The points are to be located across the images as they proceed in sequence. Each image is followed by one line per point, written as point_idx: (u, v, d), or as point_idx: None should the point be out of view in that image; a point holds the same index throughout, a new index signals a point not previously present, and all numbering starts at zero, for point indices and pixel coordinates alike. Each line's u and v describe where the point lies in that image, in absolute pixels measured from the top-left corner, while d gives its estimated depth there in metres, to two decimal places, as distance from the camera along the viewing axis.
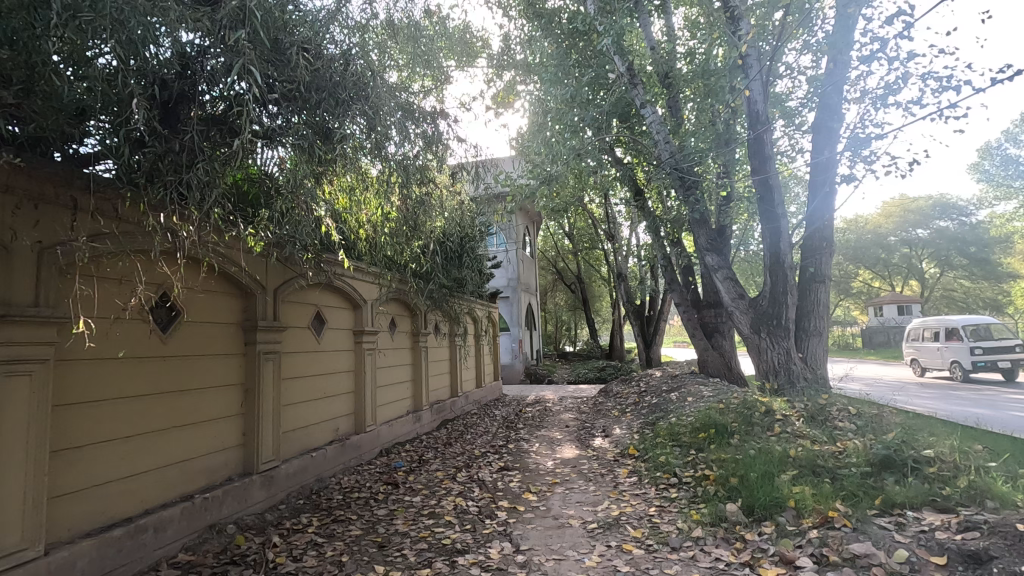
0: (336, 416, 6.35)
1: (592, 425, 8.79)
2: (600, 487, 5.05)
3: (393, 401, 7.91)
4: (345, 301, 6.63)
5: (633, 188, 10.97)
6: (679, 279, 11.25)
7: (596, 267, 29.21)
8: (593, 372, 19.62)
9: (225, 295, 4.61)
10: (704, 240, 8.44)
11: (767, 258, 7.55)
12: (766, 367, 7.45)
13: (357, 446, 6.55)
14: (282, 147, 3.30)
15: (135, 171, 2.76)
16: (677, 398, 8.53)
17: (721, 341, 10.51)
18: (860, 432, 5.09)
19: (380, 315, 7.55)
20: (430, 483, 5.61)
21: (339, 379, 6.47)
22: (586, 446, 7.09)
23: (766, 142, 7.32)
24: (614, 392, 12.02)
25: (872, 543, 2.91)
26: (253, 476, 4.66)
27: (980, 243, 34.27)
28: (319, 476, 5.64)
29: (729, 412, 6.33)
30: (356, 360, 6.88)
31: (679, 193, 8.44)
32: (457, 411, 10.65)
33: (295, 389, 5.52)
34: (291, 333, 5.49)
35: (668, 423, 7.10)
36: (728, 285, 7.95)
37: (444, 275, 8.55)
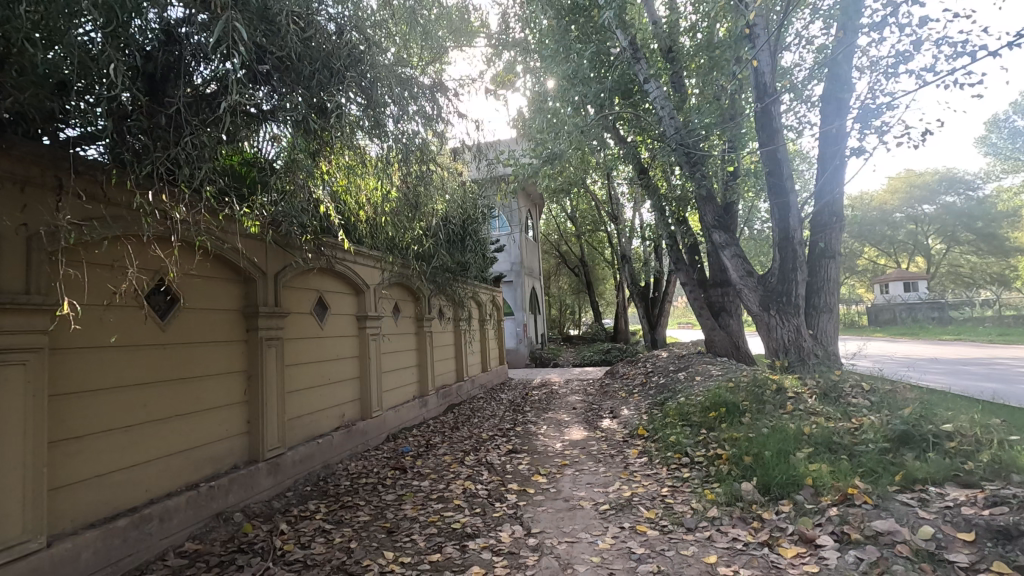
0: (342, 403, 6.29)
1: (599, 406, 8.73)
2: (611, 469, 4.98)
3: (399, 386, 7.85)
4: (347, 286, 6.53)
5: (638, 166, 10.78)
6: (686, 258, 11.11)
7: (600, 250, 29.05)
8: (599, 355, 19.57)
9: (224, 282, 4.52)
10: (711, 217, 8.25)
11: (776, 234, 7.39)
12: (777, 346, 7.34)
13: (364, 432, 6.50)
14: (276, 124, 3.17)
15: (120, 147, 2.62)
16: (685, 378, 8.45)
17: (729, 320, 10.42)
18: (875, 408, 4.99)
19: (383, 300, 7.46)
20: (438, 467, 5.56)
21: (343, 365, 6.39)
22: (595, 427, 7.03)
23: (773, 114, 7.11)
24: (621, 373, 11.97)
25: (895, 520, 2.82)
26: (259, 464, 4.61)
27: (987, 218, 33.83)
28: (326, 463, 5.59)
29: (739, 391, 6.24)
30: (360, 346, 6.81)
31: (686, 170, 8.26)
32: (463, 396, 10.61)
33: (299, 375, 5.45)
34: (293, 319, 5.40)
35: (677, 403, 7.03)
36: (736, 263, 7.80)
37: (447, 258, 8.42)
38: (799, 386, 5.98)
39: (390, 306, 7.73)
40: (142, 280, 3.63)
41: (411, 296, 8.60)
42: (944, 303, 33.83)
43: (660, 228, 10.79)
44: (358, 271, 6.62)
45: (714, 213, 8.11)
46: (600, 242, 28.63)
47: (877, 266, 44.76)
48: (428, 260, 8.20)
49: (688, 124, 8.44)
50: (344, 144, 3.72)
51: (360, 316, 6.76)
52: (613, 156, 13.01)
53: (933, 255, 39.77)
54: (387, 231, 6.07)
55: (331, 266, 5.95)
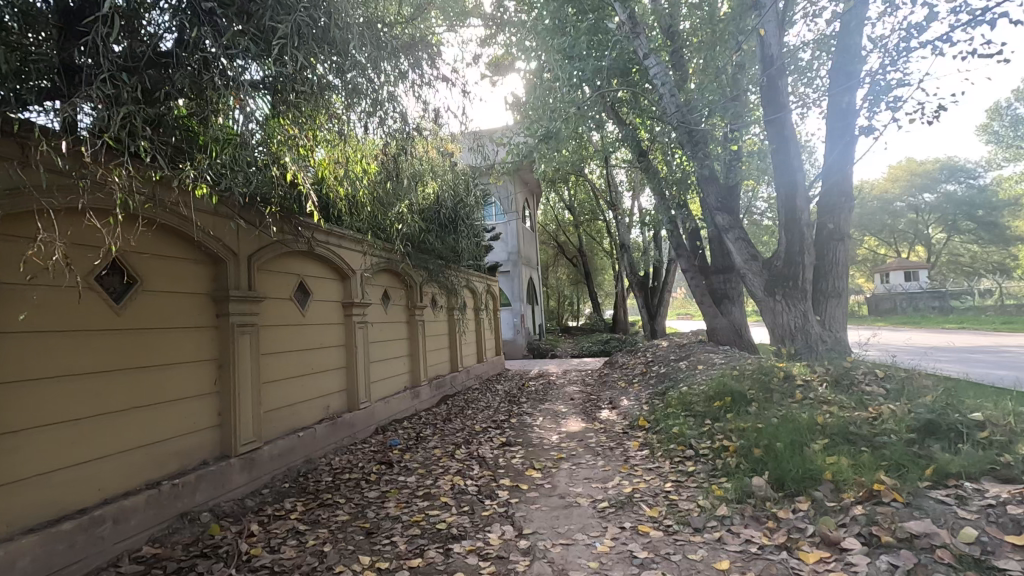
0: (326, 394, 5.96)
1: (597, 397, 8.42)
2: (610, 462, 4.66)
3: (389, 377, 7.53)
4: (331, 271, 6.18)
5: (637, 149, 10.40)
6: (686, 244, 10.76)
7: (599, 240, 28.68)
8: (597, 345, 19.25)
9: (191, 263, 4.18)
10: (713, 198, 7.84)
11: (782, 216, 7.03)
12: (782, 332, 7.03)
13: (350, 425, 6.17)
14: (237, 69, 2.84)
15: (56, 108, 2.33)
16: (687, 367, 8.14)
17: (731, 308, 10.10)
18: (892, 397, 4.68)
19: (370, 287, 7.11)
20: (426, 462, 5.24)
21: (328, 354, 6.06)
22: (593, 418, 6.72)
23: (779, 87, 6.74)
24: (620, 363, 11.66)
25: (931, 521, 2.51)
26: (232, 460, 4.28)
27: (988, 206, 33.48)
28: (308, 457, 5.26)
29: (744, 379, 5.92)
30: (346, 334, 6.47)
31: (686, 150, 7.90)
32: (457, 387, 10.28)
33: (277, 365, 5.11)
34: (271, 305, 5.06)
35: (679, 392, 6.72)
36: (740, 246, 7.45)
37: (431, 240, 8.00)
38: (808, 374, 5.67)
39: (379, 293, 7.40)
40: (85, 258, 3.28)
41: (402, 284, 8.25)
42: (945, 293, 33.57)
43: (660, 213, 10.44)
44: (342, 256, 6.28)
45: (715, 193, 7.73)
46: (599, 231, 28.24)
47: (877, 255, 44.46)
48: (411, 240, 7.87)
49: (689, 102, 8.09)
50: (306, 98, 3.44)
51: (345, 303, 6.41)
52: (611, 140, 12.64)
53: (933, 244, 39.47)
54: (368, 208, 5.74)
55: (313, 249, 5.60)
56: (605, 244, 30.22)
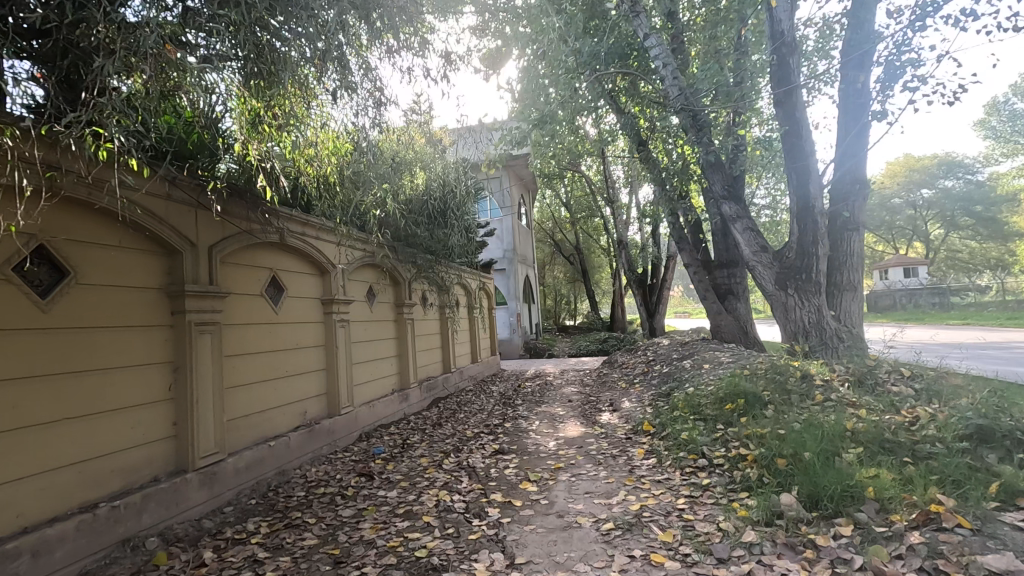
0: (303, 399, 5.47)
1: (597, 398, 7.95)
2: (613, 473, 4.19)
3: (374, 379, 7.05)
4: (307, 265, 5.71)
5: (635, 138, 9.94)
6: (688, 238, 10.32)
7: (596, 237, 28.22)
8: (595, 344, 18.79)
9: (140, 253, 3.69)
10: (719, 186, 7.28)
11: (794, 205, 6.56)
12: (794, 328, 6.55)
13: (329, 431, 5.70)
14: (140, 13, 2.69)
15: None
16: (691, 366, 7.68)
17: (736, 304, 9.66)
18: (924, 398, 4.25)
19: (352, 283, 6.63)
20: (411, 473, 4.76)
21: (305, 355, 5.57)
22: (593, 422, 6.25)
23: (791, 64, 6.25)
24: (620, 363, 11.19)
25: (1016, 557, 2.07)
26: (189, 475, 3.79)
27: (986, 202, 33.12)
28: (280, 469, 4.78)
29: (757, 379, 5.46)
30: (325, 333, 5.98)
31: (689, 136, 7.43)
32: (450, 389, 9.80)
33: (244, 368, 4.63)
34: (236, 301, 4.58)
35: (685, 393, 6.27)
36: (748, 237, 6.97)
37: (406, 226, 7.42)
38: (826, 373, 5.23)
39: (362, 289, 6.93)
40: None
41: (388, 279, 7.78)
42: (945, 289, 33.23)
43: (660, 205, 9.98)
44: (320, 248, 5.80)
45: (720, 179, 7.21)
46: (595, 229, 27.78)
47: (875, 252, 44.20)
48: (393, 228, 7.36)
49: (691, 86, 7.61)
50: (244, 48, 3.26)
51: (324, 300, 5.93)
52: (608, 132, 12.17)
53: (932, 241, 39.14)
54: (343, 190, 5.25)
55: (284, 240, 5.13)
56: (602, 242, 29.76)
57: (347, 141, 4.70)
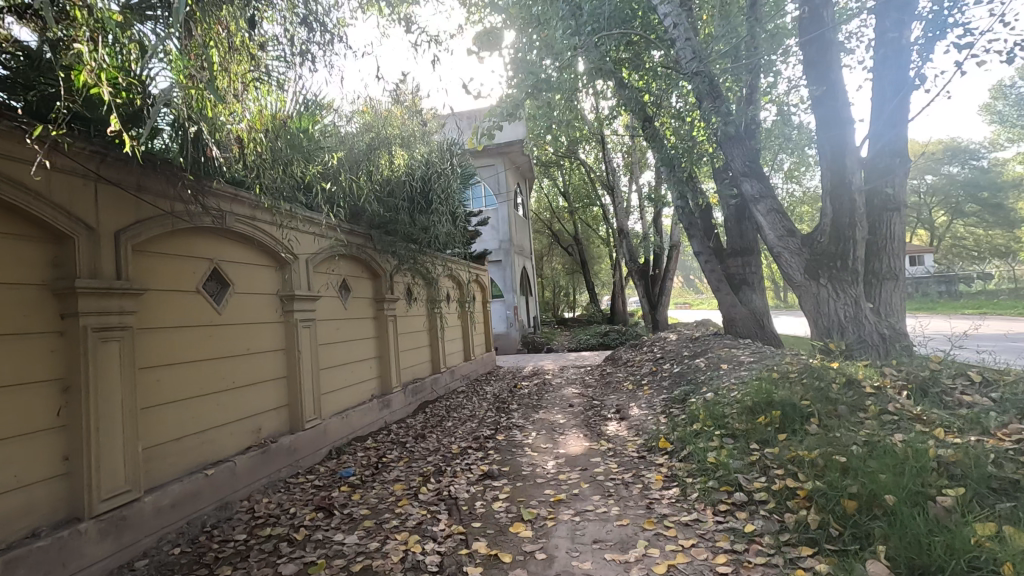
0: (254, 414, 4.61)
1: (601, 403, 7.12)
2: (627, 510, 3.36)
3: (348, 386, 6.19)
4: (260, 256, 4.84)
5: (640, 115, 9.02)
6: (698, 224, 9.43)
7: (595, 228, 27.32)
8: (596, 338, 17.97)
9: (10, 240, 2.82)
10: (739, 162, 6.35)
11: (826, 183, 5.72)
12: (828, 324, 5.71)
13: (289, 450, 4.85)
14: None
15: None
16: (707, 366, 6.85)
17: (751, 295, 8.86)
18: (1012, 413, 3.50)
19: (319, 278, 5.77)
20: (379, 507, 3.94)
21: (257, 362, 4.70)
22: (598, 435, 5.42)
23: (825, 15, 5.39)
24: (624, 360, 10.36)
25: None
26: (86, 524, 2.95)
27: (993, 187, 31.99)
28: (222, 502, 3.94)
29: (793, 385, 4.63)
30: (284, 335, 5.12)
31: (704, 105, 6.56)
32: (439, 391, 8.96)
33: (173, 381, 3.77)
34: (160, 301, 3.71)
35: (704, 400, 5.44)
36: (773, 219, 6.07)
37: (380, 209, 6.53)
38: (876, 377, 4.44)
39: (333, 283, 6.08)
40: None
41: (365, 273, 6.94)
42: (952, 278, 32.39)
43: (668, 188, 9.12)
44: (276, 237, 4.95)
45: (739, 153, 6.32)
46: (593, 219, 26.89)
47: None
48: (366, 210, 6.48)
49: (705, 47, 6.72)
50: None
51: (283, 297, 5.08)
52: (609, 110, 11.23)
53: (935, 228, 38.34)
54: (286, 147, 4.41)
55: (225, 226, 4.27)
56: (601, 232, 28.84)
57: (274, 90, 3.78)
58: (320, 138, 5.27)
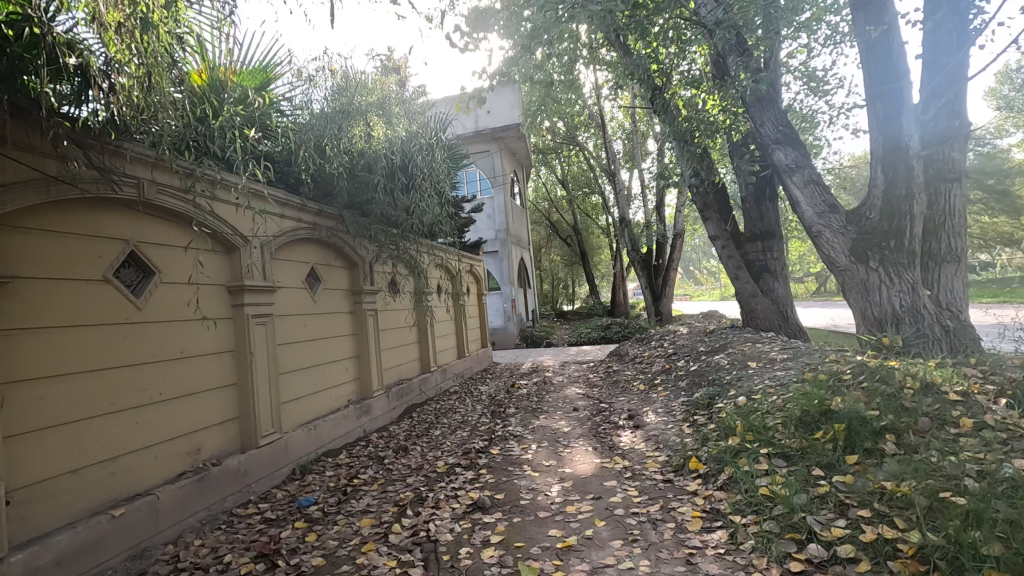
0: (189, 432, 3.74)
1: (610, 406, 6.27)
2: (662, 566, 2.51)
3: (316, 392, 5.32)
4: (197, 236, 3.97)
5: (648, 84, 8.11)
6: (713, 206, 8.54)
7: (594, 217, 26.41)
8: (598, 332, 17.14)
9: None
10: (768, 126, 5.45)
11: (878, 151, 4.82)
12: (879, 316, 4.85)
13: (238, 476, 3.98)
14: None
15: None
16: (731, 363, 6.00)
17: (773, 283, 7.98)
18: None
19: (278, 266, 4.89)
20: (338, 553, 3.09)
21: (194, 368, 3.83)
22: (610, 448, 4.56)
23: None
24: (631, 356, 9.49)
25: None
26: None
27: (1000, 173, 30.02)
28: (136, 551, 3.08)
29: (851, 391, 3.78)
30: (231, 334, 4.24)
31: (728, 62, 5.70)
32: (428, 393, 8.08)
33: (65, 397, 2.89)
34: (44, 293, 2.84)
35: (736, 405, 4.59)
36: (811, 192, 5.19)
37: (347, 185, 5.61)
38: (959, 379, 3.61)
39: (298, 273, 5.21)
40: None
41: (338, 261, 6.06)
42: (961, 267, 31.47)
43: (680, 165, 8.22)
44: (218, 215, 4.08)
45: (771, 117, 5.45)
46: (593, 209, 26.01)
47: None
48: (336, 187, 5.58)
49: None
50: None
51: (230, 287, 4.21)
52: (612, 84, 10.30)
53: None
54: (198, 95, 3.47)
55: (144, 197, 3.39)
56: (601, 223, 27.89)
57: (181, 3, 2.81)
58: (243, 97, 4.29)
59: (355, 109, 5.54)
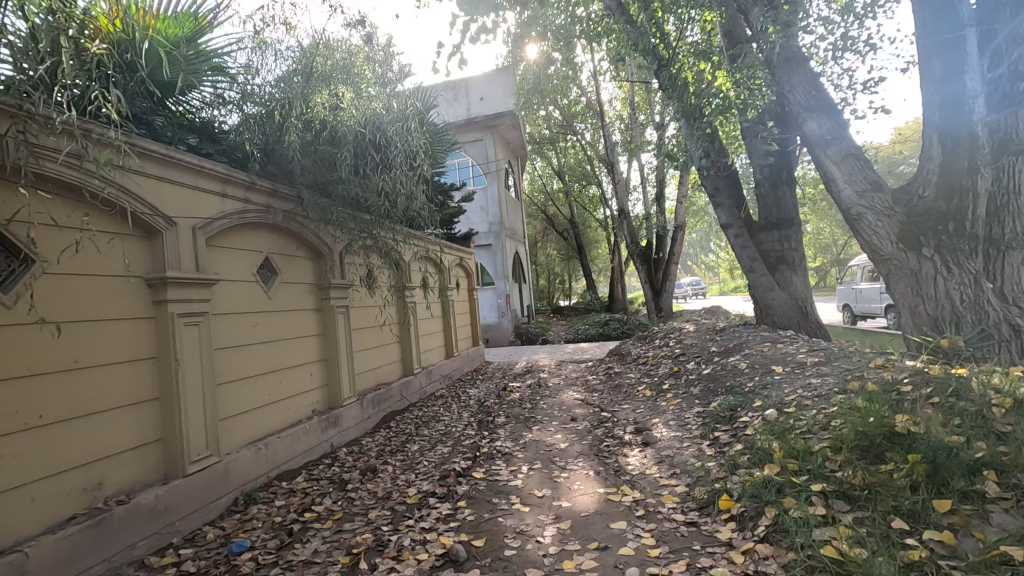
0: (86, 462, 2.96)
1: (612, 416, 5.50)
2: None
3: (268, 403, 4.51)
4: (86, 214, 3.08)
5: (654, 56, 7.28)
6: (726, 192, 7.73)
7: (592, 210, 25.62)
8: (596, 328, 16.38)
9: None
10: (799, 92, 4.66)
11: (933, 117, 4.05)
12: (934, 313, 4.10)
13: (153, 515, 3.19)
14: None
15: None
16: (751, 367, 5.23)
17: (791, 276, 7.25)
18: None
19: (217, 254, 4.09)
20: None
21: (94, 380, 3.05)
22: (616, 474, 3.79)
23: None
24: (633, 356, 8.73)
25: None
26: None
27: None
28: None
29: (918, 409, 3.04)
30: (150, 337, 3.44)
31: (752, 17, 4.89)
32: (410, 398, 7.30)
33: None
34: None
35: (767, 421, 3.84)
36: (850, 167, 4.42)
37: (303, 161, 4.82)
38: None
39: (246, 264, 4.42)
40: None
41: (300, 250, 5.27)
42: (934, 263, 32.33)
43: (689, 146, 7.41)
44: (127, 188, 3.25)
45: (802, 81, 4.66)
46: (590, 201, 25.20)
47: None
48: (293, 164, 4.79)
49: None
50: None
51: (149, 280, 3.42)
52: (611, 59, 9.45)
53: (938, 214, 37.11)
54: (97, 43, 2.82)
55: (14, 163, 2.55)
56: (599, 215, 27.12)
57: None
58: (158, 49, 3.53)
59: (317, 74, 4.76)
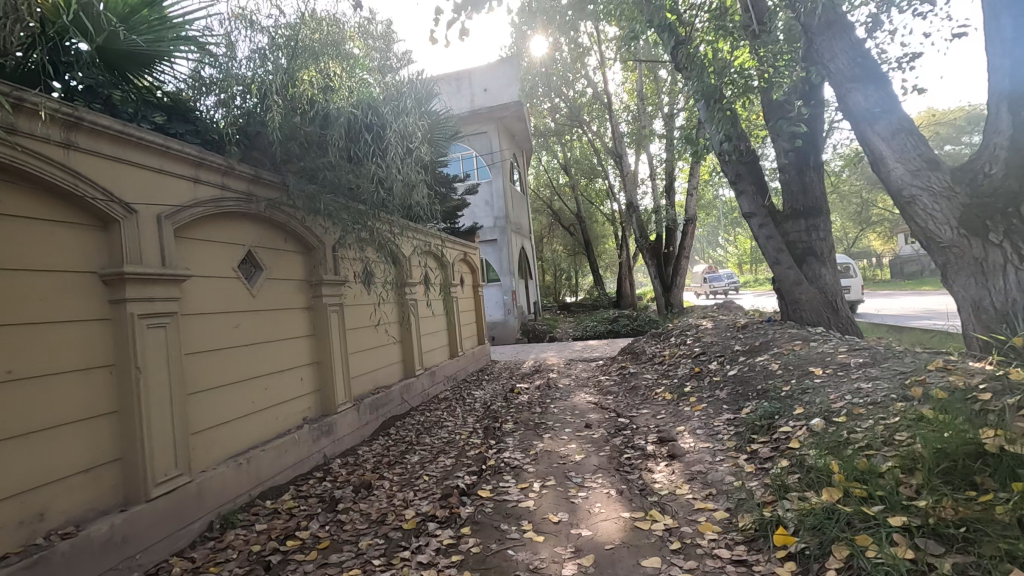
0: (21, 490, 2.52)
1: (631, 423, 5.02)
2: None
3: (251, 413, 4.06)
4: (9, 194, 2.59)
5: (670, 33, 6.77)
6: (747, 179, 7.21)
7: (598, 204, 25.06)
8: (605, 325, 15.88)
9: None
10: (842, 59, 4.15)
11: (1003, 83, 3.52)
12: (1004, 308, 3.57)
13: (108, 548, 2.75)
14: None
15: None
16: (785, 368, 4.73)
17: (819, 268, 6.73)
18: None
19: (189, 247, 3.63)
20: None
21: (33, 393, 2.61)
22: (641, 494, 3.31)
23: None
24: (648, 355, 8.24)
25: None
26: None
27: None
28: None
29: (1009, 422, 2.55)
30: (106, 342, 3.00)
31: None
32: (412, 402, 6.84)
33: None
34: None
35: (813, 432, 3.35)
36: (902, 143, 3.91)
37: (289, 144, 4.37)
38: None
39: (224, 258, 3.97)
40: None
41: (287, 244, 4.82)
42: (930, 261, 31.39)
43: (708, 130, 6.90)
44: (73, 170, 2.80)
45: (845, 47, 4.17)
46: (597, 195, 24.63)
47: None
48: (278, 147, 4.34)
49: None
50: None
51: (104, 276, 2.97)
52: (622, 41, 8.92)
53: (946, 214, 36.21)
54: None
55: None
56: (606, 210, 26.57)
57: None
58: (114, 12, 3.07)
59: (303, 48, 4.30)
